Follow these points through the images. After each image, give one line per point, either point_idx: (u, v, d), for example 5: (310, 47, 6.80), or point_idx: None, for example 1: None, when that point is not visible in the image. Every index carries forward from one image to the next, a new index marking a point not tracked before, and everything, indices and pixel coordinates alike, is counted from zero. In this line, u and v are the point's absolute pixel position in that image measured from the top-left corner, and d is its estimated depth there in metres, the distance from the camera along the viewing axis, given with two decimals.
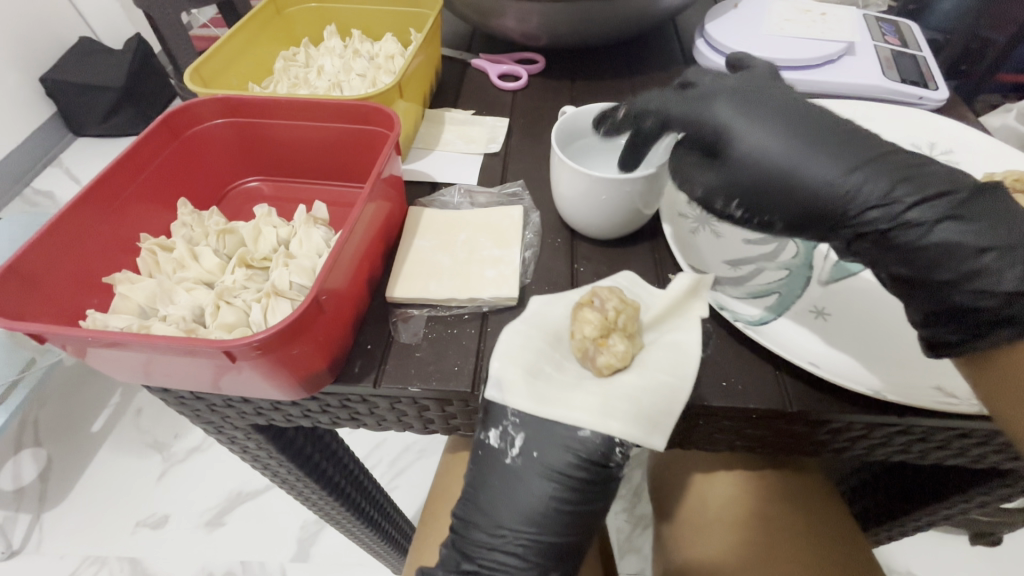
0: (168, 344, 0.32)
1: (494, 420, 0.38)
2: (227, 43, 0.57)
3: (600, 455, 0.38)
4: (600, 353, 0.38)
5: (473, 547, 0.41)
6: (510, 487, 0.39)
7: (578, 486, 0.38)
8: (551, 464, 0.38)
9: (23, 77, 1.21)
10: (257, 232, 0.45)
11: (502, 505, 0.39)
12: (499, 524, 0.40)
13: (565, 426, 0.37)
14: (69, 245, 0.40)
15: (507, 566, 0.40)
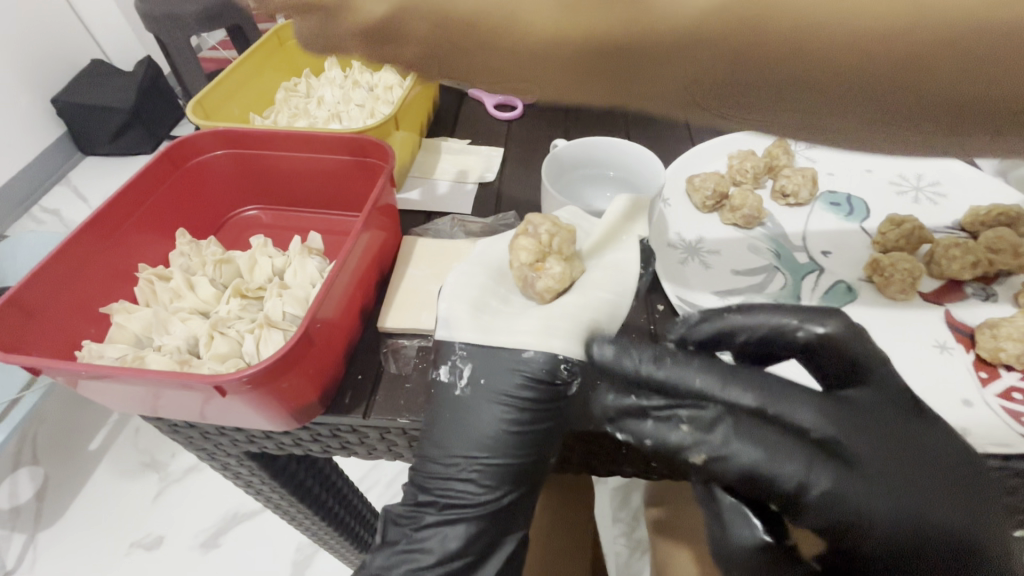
0: (159, 378, 0.32)
1: (444, 351, 0.38)
2: (230, 76, 0.59)
3: (554, 375, 0.36)
4: (538, 279, 0.39)
5: (427, 480, 0.38)
6: (460, 418, 0.37)
7: (531, 410, 0.36)
8: (502, 387, 0.36)
9: (35, 99, 1.24)
10: (252, 262, 0.45)
11: (452, 434, 0.37)
12: (450, 452, 0.37)
13: (512, 349, 0.37)
14: (68, 276, 0.40)
15: (463, 499, 0.37)
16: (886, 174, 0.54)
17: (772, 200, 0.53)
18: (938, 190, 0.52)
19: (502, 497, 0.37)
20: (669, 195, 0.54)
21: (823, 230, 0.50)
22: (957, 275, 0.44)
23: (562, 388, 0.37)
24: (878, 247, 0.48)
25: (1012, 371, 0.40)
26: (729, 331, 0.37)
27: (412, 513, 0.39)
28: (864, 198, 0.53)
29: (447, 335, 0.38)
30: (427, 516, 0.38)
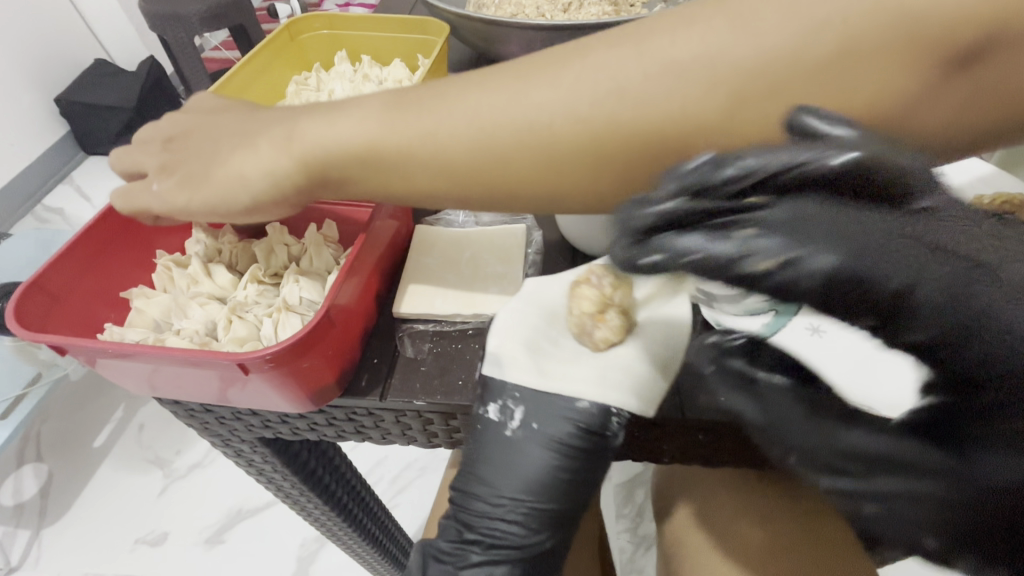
0: (184, 355, 0.33)
1: (494, 390, 0.38)
2: (241, 69, 0.60)
3: (587, 416, 0.37)
4: (597, 328, 0.39)
5: (474, 519, 0.39)
6: (507, 460, 0.38)
7: (579, 459, 0.37)
8: (552, 433, 0.37)
9: (39, 98, 1.25)
10: (268, 249, 0.45)
11: (500, 473, 0.38)
12: (499, 493, 0.38)
13: (557, 403, 0.37)
14: (87, 261, 0.41)
15: (507, 540, 0.38)
16: None
17: None
18: (943, 179, 0.53)
19: (544, 539, 0.38)
20: None
21: None
22: None
23: (581, 425, 0.37)
24: None
25: None
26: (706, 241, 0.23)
27: (457, 550, 0.40)
28: None
29: (499, 374, 0.38)
30: (472, 553, 0.39)
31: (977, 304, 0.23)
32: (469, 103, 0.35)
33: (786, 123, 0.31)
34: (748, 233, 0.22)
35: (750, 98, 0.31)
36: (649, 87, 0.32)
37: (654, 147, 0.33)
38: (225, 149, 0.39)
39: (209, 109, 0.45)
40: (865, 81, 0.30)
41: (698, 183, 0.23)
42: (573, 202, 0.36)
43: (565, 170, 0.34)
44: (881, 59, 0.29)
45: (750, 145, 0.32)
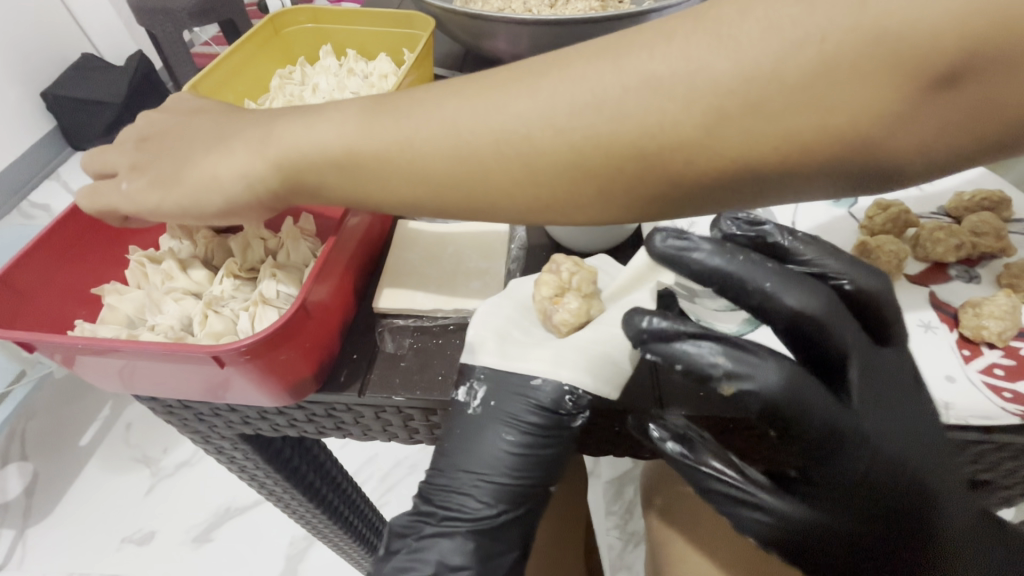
0: (156, 350, 0.33)
1: (466, 369, 0.38)
2: (224, 62, 0.59)
3: (546, 394, 0.36)
4: (556, 311, 0.38)
5: (433, 491, 0.37)
6: (469, 437, 0.37)
7: (538, 436, 0.36)
8: (511, 410, 0.36)
9: (24, 92, 1.23)
10: (244, 244, 0.45)
11: (461, 449, 0.37)
12: (458, 468, 0.37)
13: (517, 381, 0.37)
14: (57, 256, 0.40)
15: (464, 513, 0.36)
16: None
17: None
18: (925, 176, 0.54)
19: (503, 514, 0.37)
20: None
21: (814, 215, 0.51)
22: (941, 258, 0.45)
23: (539, 403, 0.36)
24: (866, 231, 0.49)
25: (993, 348, 0.40)
26: (705, 340, 0.32)
27: (412, 524, 0.38)
28: None
29: (470, 359, 0.38)
30: (426, 525, 0.37)
31: (874, 425, 0.33)
32: (452, 117, 0.35)
33: (766, 146, 0.30)
34: (735, 348, 0.32)
35: (729, 117, 0.30)
36: (627, 99, 0.31)
37: (633, 159, 0.32)
38: (205, 146, 0.39)
39: (190, 109, 0.45)
40: (848, 103, 0.28)
41: (724, 263, 0.32)
42: (558, 215, 0.36)
43: (545, 184, 0.34)
44: (865, 78, 0.28)
45: (743, 166, 0.31)
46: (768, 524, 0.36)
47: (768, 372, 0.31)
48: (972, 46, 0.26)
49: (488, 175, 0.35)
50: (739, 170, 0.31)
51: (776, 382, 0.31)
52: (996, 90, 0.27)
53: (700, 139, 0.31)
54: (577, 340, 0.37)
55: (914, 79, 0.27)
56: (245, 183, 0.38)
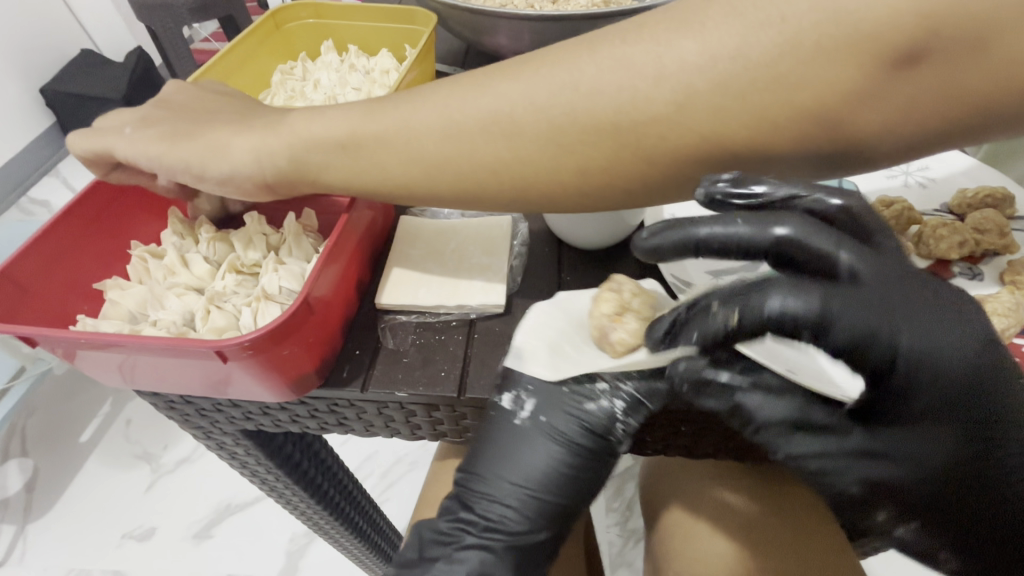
0: (161, 345, 0.33)
1: (511, 379, 0.37)
2: (225, 57, 0.59)
3: (600, 413, 0.36)
4: (615, 329, 0.36)
5: (473, 498, 0.37)
6: (512, 448, 0.36)
7: (584, 455, 0.36)
8: (560, 426, 0.36)
9: (24, 88, 1.23)
10: (246, 239, 0.45)
11: (502, 460, 0.36)
12: (499, 478, 0.36)
13: (569, 398, 0.36)
14: (59, 252, 0.40)
15: (504, 524, 0.36)
16: None
17: None
18: (928, 173, 0.54)
19: (540, 529, 0.36)
20: None
21: None
22: (945, 255, 0.45)
23: (590, 420, 0.36)
24: None
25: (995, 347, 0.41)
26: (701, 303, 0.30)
27: (452, 532, 0.37)
28: (856, 181, 0.54)
29: (517, 366, 0.37)
30: (467, 535, 0.37)
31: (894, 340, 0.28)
32: (448, 107, 0.35)
33: (736, 126, 0.30)
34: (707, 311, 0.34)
35: (698, 95, 0.30)
36: (602, 81, 0.32)
37: (609, 138, 0.32)
38: (206, 141, 0.39)
39: (190, 102, 0.44)
40: (814, 81, 0.28)
41: None
42: (563, 202, 0.36)
43: (528, 165, 0.34)
44: (837, 58, 0.27)
45: (708, 149, 0.31)
46: (845, 460, 0.32)
47: (779, 292, 0.27)
48: (945, 25, 0.26)
49: (471, 161, 0.35)
50: (714, 150, 0.31)
51: (783, 295, 0.27)
52: (966, 69, 0.26)
53: (672, 118, 0.31)
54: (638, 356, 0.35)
55: (883, 55, 0.27)
56: (255, 160, 0.38)
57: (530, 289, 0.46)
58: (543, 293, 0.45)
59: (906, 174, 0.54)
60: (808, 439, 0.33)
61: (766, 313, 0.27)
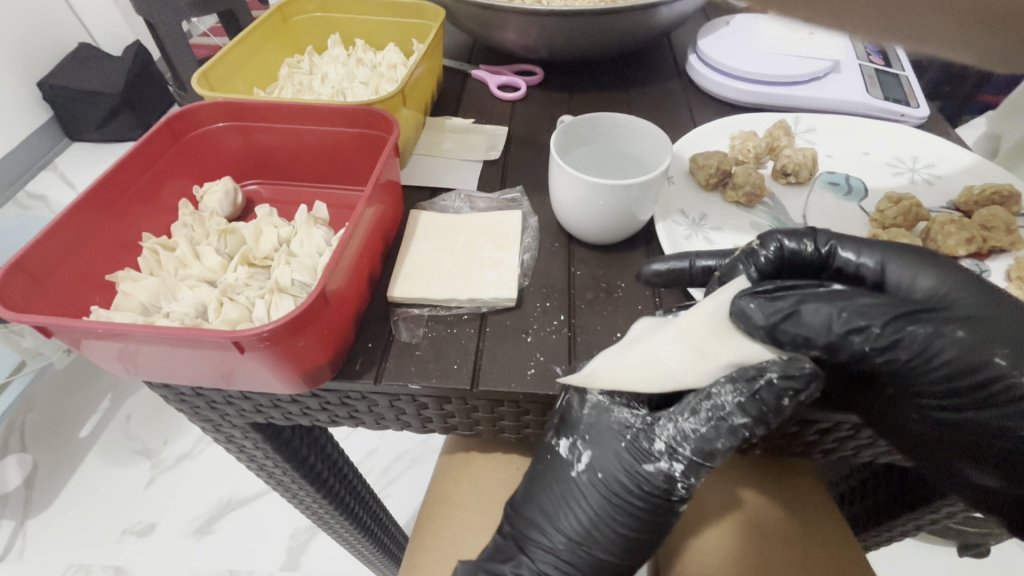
0: (178, 335, 0.33)
1: (569, 427, 0.40)
2: (233, 50, 0.58)
3: (660, 473, 0.38)
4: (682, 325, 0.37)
5: (532, 539, 0.42)
6: (574, 497, 0.41)
7: (635, 514, 0.39)
8: (611, 484, 0.39)
9: (23, 81, 1.22)
10: (257, 232, 0.46)
11: (559, 508, 0.41)
12: (554, 523, 0.41)
13: (631, 457, 0.38)
14: (72, 243, 0.40)
15: (555, 564, 0.42)
16: (881, 157, 0.56)
17: (773, 178, 0.55)
18: (934, 170, 0.54)
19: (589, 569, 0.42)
20: (673, 174, 0.55)
21: (823, 209, 0.52)
22: (952, 251, 0.46)
23: (650, 479, 0.38)
24: (877, 225, 0.49)
25: None
26: (753, 252, 0.39)
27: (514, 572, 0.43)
28: (862, 178, 0.54)
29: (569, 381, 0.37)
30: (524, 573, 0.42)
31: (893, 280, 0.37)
32: None
33: None
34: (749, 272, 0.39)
35: None
36: None
37: None
38: None
39: None
40: None
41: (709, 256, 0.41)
42: None
43: None
44: None
45: None
46: (959, 332, 0.33)
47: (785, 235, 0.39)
48: None
49: None
50: None
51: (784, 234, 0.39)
52: None
53: None
54: (700, 315, 0.36)
55: None
56: None
57: (541, 284, 0.46)
58: (554, 287, 0.46)
59: (911, 172, 0.54)
60: (914, 326, 0.34)
61: (783, 243, 0.39)
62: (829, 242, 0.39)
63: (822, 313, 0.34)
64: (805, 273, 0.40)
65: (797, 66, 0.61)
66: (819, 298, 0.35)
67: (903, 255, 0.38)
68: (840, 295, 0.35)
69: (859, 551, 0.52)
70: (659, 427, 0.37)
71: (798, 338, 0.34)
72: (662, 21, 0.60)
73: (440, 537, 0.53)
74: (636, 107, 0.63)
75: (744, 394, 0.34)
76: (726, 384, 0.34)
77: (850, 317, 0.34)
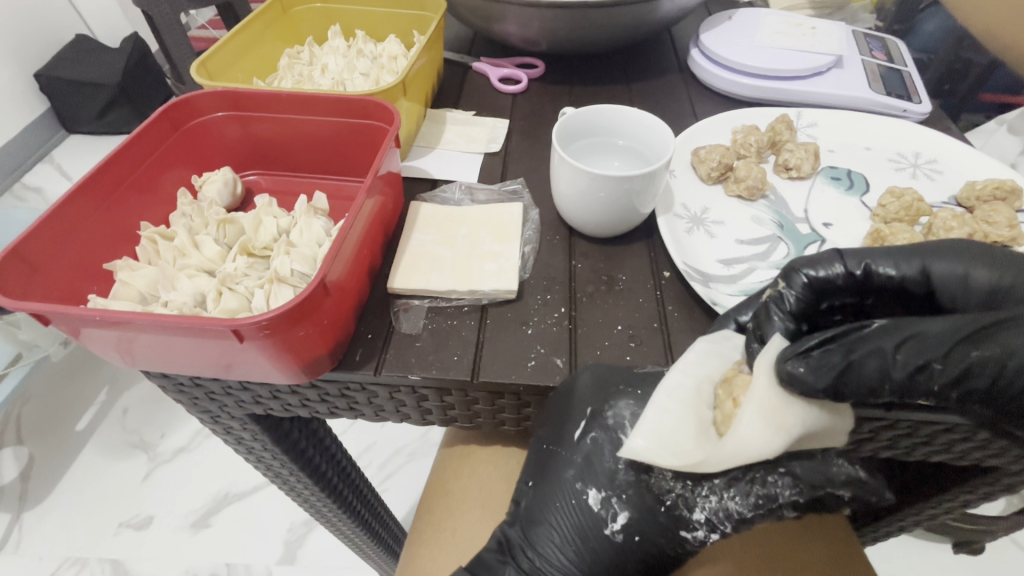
0: (176, 324, 0.32)
1: (599, 478, 0.40)
2: (232, 39, 0.58)
3: (695, 539, 0.39)
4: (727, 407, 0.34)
5: None
6: (605, 557, 0.40)
7: (661, 566, 0.40)
8: (646, 543, 0.39)
9: (20, 71, 1.21)
10: (256, 221, 0.46)
11: (586, 561, 0.40)
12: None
13: (670, 522, 0.38)
14: (69, 233, 0.40)
15: None
16: (884, 151, 0.56)
17: (774, 173, 0.55)
18: (936, 165, 0.54)
19: None
20: (675, 167, 0.54)
21: (824, 204, 0.52)
22: None
23: (685, 545, 0.39)
24: (879, 220, 0.49)
25: None
26: (777, 297, 0.36)
27: None
28: (864, 173, 0.54)
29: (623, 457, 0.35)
30: None
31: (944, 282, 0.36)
32: None
33: None
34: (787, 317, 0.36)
35: None
36: None
37: None
38: None
39: None
40: None
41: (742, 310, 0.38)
42: None
43: None
44: None
45: None
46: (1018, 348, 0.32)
47: (810, 266, 0.37)
48: None
49: None
50: None
51: (810, 265, 0.36)
52: None
53: None
54: (759, 386, 0.32)
55: None
56: None
57: (541, 276, 0.46)
58: (555, 280, 0.45)
59: (913, 167, 0.54)
60: (977, 349, 0.32)
61: (808, 276, 0.36)
62: (861, 260, 0.36)
63: (880, 360, 0.32)
64: (844, 295, 0.37)
65: (799, 60, 0.61)
66: (870, 338, 0.32)
67: (944, 256, 0.36)
68: (898, 325, 0.32)
69: (856, 546, 0.52)
70: (701, 497, 0.38)
71: (863, 389, 0.32)
72: (664, 14, 0.59)
73: (439, 528, 0.54)
74: (637, 101, 0.63)
75: (803, 491, 0.37)
76: (784, 477, 0.37)
77: (915, 352, 0.32)
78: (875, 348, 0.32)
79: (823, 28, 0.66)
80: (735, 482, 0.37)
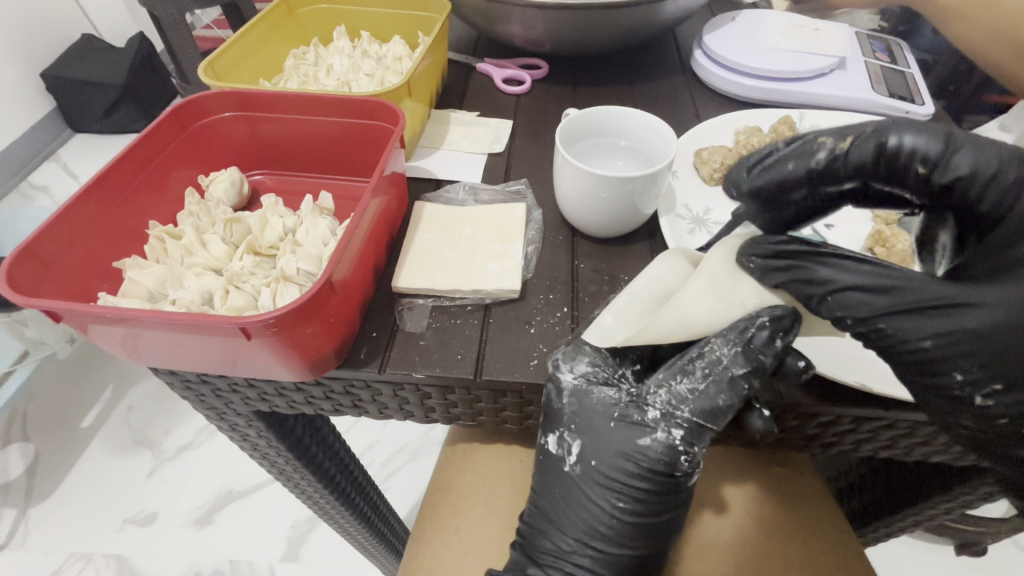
0: (184, 319, 0.33)
1: (553, 423, 0.41)
2: (239, 40, 0.58)
3: (657, 445, 0.39)
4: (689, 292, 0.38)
5: (545, 553, 0.45)
6: (576, 490, 0.42)
7: (648, 497, 0.41)
8: (611, 473, 0.40)
9: (26, 71, 1.21)
10: (263, 221, 0.47)
11: (562, 504, 0.43)
12: (564, 518, 0.43)
13: (624, 434, 0.40)
14: (78, 231, 0.40)
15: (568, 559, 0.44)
16: None
17: None
18: None
19: (611, 549, 0.43)
20: (678, 168, 0.55)
21: None
22: None
23: (649, 455, 0.39)
24: (882, 222, 0.49)
25: None
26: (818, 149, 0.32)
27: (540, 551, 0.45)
28: None
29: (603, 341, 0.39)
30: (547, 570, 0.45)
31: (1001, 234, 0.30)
32: None
33: None
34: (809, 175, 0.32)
35: None
36: None
37: None
38: None
39: None
40: None
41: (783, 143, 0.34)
42: None
43: None
44: None
45: None
46: (929, 343, 0.30)
47: (897, 132, 0.30)
48: None
49: None
50: None
51: (905, 131, 0.30)
52: None
53: None
54: (712, 261, 0.37)
55: None
56: None
57: (544, 275, 0.46)
58: (557, 279, 0.46)
59: None
60: (890, 323, 0.31)
61: (877, 146, 0.30)
62: (954, 167, 0.29)
63: (806, 290, 0.33)
64: (900, 186, 0.31)
65: (801, 61, 0.61)
66: (815, 269, 0.33)
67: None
68: (841, 267, 0.32)
69: (859, 545, 0.53)
70: (651, 394, 0.39)
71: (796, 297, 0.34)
72: (667, 16, 0.60)
73: (444, 526, 0.54)
74: (639, 102, 0.64)
75: (737, 345, 0.37)
76: (719, 338, 0.38)
77: (850, 298, 0.32)
78: (812, 277, 0.33)
79: (827, 29, 0.66)
80: (677, 367, 0.39)
